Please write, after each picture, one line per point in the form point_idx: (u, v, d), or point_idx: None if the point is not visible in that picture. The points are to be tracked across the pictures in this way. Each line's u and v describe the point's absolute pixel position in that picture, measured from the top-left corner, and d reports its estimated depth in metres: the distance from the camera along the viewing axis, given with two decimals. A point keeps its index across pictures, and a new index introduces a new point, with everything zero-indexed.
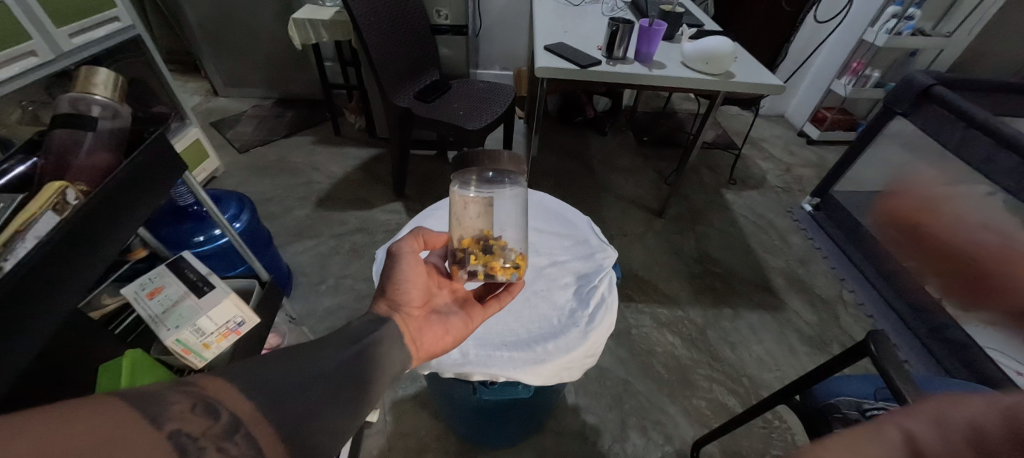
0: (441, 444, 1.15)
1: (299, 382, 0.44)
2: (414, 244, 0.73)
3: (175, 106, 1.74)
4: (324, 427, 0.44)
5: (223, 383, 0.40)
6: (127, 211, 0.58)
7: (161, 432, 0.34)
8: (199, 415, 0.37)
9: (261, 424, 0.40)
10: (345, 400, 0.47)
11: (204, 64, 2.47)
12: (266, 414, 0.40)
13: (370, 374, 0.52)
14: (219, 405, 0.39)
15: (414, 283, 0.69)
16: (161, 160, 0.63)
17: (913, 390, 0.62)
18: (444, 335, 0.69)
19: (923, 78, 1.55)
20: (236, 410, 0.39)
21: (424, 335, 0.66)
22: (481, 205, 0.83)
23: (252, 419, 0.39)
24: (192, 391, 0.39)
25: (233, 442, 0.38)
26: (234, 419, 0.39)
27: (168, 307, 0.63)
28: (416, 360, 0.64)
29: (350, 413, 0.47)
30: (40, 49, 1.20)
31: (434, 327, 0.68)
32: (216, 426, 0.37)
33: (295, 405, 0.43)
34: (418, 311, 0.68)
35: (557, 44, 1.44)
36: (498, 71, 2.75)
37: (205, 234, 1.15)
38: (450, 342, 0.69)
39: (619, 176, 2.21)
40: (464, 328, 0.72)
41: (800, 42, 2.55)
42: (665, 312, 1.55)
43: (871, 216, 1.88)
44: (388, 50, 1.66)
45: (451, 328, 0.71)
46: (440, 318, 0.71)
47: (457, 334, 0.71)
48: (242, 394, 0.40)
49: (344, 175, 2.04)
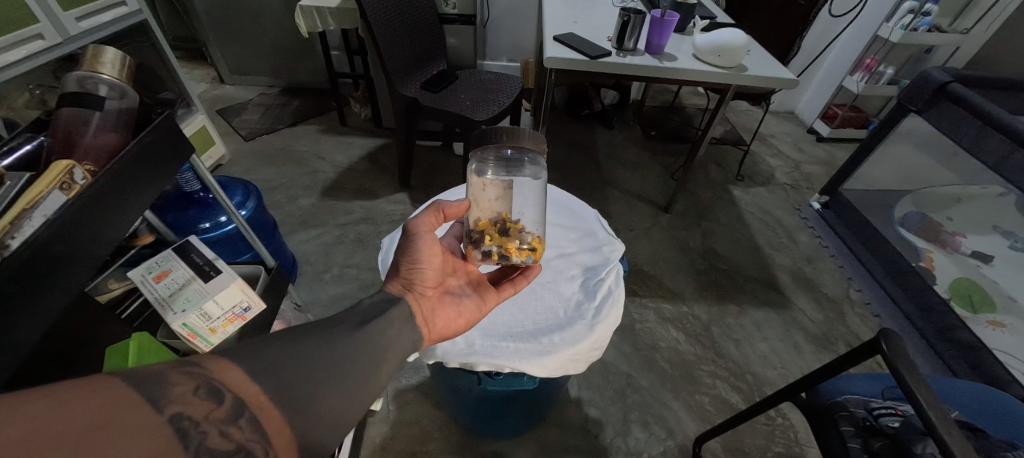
0: (444, 433, 1.16)
1: (308, 364, 0.45)
2: (433, 218, 0.71)
3: (181, 93, 1.73)
4: (329, 411, 0.44)
5: (229, 365, 0.41)
6: (134, 189, 0.57)
7: (163, 415, 0.34)
8: (203, 399, 0.38)
9: (266, 408, 0.40)
10: (352, 384, 0.47)
11: (210, 51, 2.46)
12: (273, 398, 0.41)
13: (379, 355, 0.52)
14: (224, 388, 0.40)
15: (429, 262, 0.68)
16: (167, 141, 0.62)
17: (924, 389, 0.61)
18: (457, 317, 0.68)
19: (940, 75, 1.51)
20: (241, 393, 0.40)
21: (437, 315, 0.65)
22: (501, 188, 0.81)
23: (256, 403, 0.40)
24: (197, 374, 0.40)
25: (237, 425, 0.38)
26: (238, 401, 0.39)
27: (175, 289, 0.63)
28: (427, 340, 0.64)
29: (356, 398, 0.47)
30: (48, 32, 1.19)
31: (447, 308, 0.68)
32: (218, 410, 0.38)
33: (299, 388, 0.43)
34: (432, 291, 0.67)
35: (567, 34, 1.42)
36: (505, 62, 2.73)
37: (212, 220, 1.14)
38: (462, 325, 0.69)
39: (625, 171, 2.19)
40: (477, 311, 0.72)
41: (813, 37, 2.51)
42: (669, 307, 1.54)
43: (880, 214, 1.86)
44: (395, 39, 1.65)
45: (463, 310, 0.70)
46: (453, 299, 0.70)
47: (469, 317, 0.70)
48: (249, 377, 0.41)
49: (349, 164, 2.04)
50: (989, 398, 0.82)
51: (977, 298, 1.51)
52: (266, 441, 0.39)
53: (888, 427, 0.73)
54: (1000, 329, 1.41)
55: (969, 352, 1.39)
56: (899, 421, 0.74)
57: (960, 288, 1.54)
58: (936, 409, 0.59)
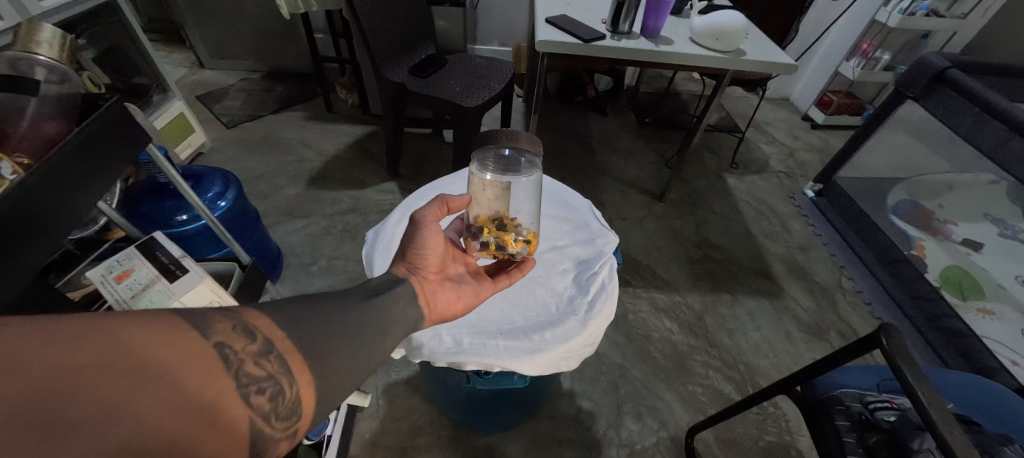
0: (435, 428, 1.14)
1: (325, 321, 0.45)
2: (437, 209, 0.68)
3: (156, 77, 1.65)
4: (344, 364, 0.45)
5: (257, 312, 0.42)
6: (76, 190, 0.50)
7: (208, 341, 0.37)
8: (239, 335, 0.40)
9: (292, 350, 0.42)
10: (364, 345, 0.47)
11: (188, 34, 2.36)
12: (297, 344, 0.42)
13: (385, 324, 0.51)
14: (255, 329, 0.41)
15: (433, 246, 0.65)
16: (116, 131, 0.54)
17: (926, 386, 0.59)
18: (457, 300, 0.66)
19: (939, 61, 1.48)
20: (269, 334, 0.42)
21: (438, 297, 0.63)
22: (499, 187, 0.81)
23: (283, 345, 0.42)
24: (232, 315, 0.41)
25: (267, 359, 0.40)
26: (268, 341, 0.41)
27: (138, 291, 0.58)
28: (427, 322, 0.60)
29: (367, 357, 0.47)
30: (6, 12, 1.09)
31: (448, 291, 0.65)
32: (252, 345, 0.40)
33: (319, 339, 0.44)
34: (433, 276, 0.64)
35: (559, 16, 1.37)
36: (497, 46, 2.66)
37: (189, 212, 1.09)
38: (462, 309, 0.66)
39: (619, 159, 2.15)
40: (476, 297, 0.70)
41: (810, 21, 2.46)
42: (663, 297, 1.53)
43: (874, 202, 1.84)
44: (381, 20, 1.57)
45: (463, 294, 0.68)
46: (454, 284, 0.67)
47: (469, 301, 0.68)
48: (275, 323, 0.43)
49: (337, 153, 1.98)
50: (982, 389, 0.82)
51: (966, 286, 1.52)
52: (292, 379, 0.41)
53: (884, 421, 0.73)
54: (990, 317, 1.42)
55: (959, 340, 1.39)
56: (895, 415, 0.73)
57: (950, 276, 1.54)
58: (937, 406, 0.57)
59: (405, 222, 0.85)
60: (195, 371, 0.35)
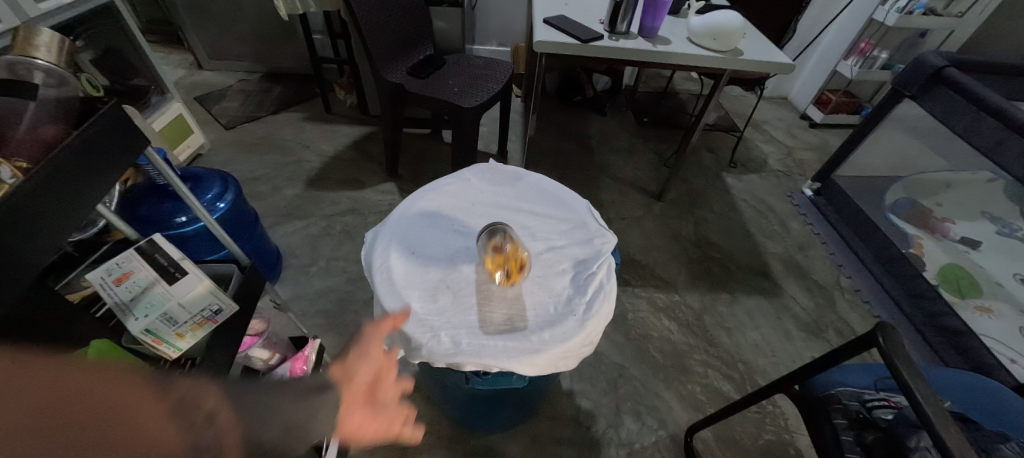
0: (434, 428, 1.14)
1: (268, 401, 0.43)
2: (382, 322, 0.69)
3: (154, 78, 1.65)
4: (283, 428, 0.42)
5: (204, 384, 0.38)
6: (77, 193, 0.49)
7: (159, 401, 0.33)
8: (182, 411, 0.35)
9: (230, 419, 0.38)
10: (304, 424, 0.45)
11: (186, 36, 2.36)
12: (237, 413, 0.39)
13: (319, 416, 0.47)
14: (199, 401, 0.37)
15: (367, 355, 0.63)
16: (116, 134, 0.54)
17: (923, 384, 0.59)
18: (372, 424, 0.58)
19: (935, 60, 1.49)
20: (209, 401, 0.37)
21: (347, 419, 0.56)
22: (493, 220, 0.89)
23: (224, 415, 0.38)
24: (174, 379, 0.36)
25: (210, 432, 0.35)
26: (210, 410, 0.37)
27: (137, 294, 0.57)
28: None
29: (305, 432, 0.45)
30: (3, 15, 1.09)
31: (366, 411, 0.59)
32: (195, 418, 0.35)
33: (260, 406, 0.42)
34: (358, 392, 0.59)
35: (557, 17, 1.37)
36: (495, 47, 2.66)
37: (188, 214, 1.09)
38: (371, 437, 0.58)
39: (617, 158, 2.16)
40: (394, 429, 0.60)
41: (808, 20, 2.47)
42: (662, 296, 1.53)
43: (872, 201, 1.85)
44: (379, 21, 1.57)
45: (381, 420, 0.60)
46: (376, 404, 0.61)
47: (384, 433, 0.59)
48: (220, 399, 0.38)
49: (335, 153, 1.98)
50: (979, 386, 0.82)
51: (964, 284, 1.52)
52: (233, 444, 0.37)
53: (881, 419, 0.73)
54: (988, 315, 1.43)
55: (957, 338, 1.39)
56: (894, 413, 0.73)
57: (948, 274, 1.55)
58: (933, 404, 0.58)
59: (403, 224, 0.85)
60: (64, 428, 0.27)
